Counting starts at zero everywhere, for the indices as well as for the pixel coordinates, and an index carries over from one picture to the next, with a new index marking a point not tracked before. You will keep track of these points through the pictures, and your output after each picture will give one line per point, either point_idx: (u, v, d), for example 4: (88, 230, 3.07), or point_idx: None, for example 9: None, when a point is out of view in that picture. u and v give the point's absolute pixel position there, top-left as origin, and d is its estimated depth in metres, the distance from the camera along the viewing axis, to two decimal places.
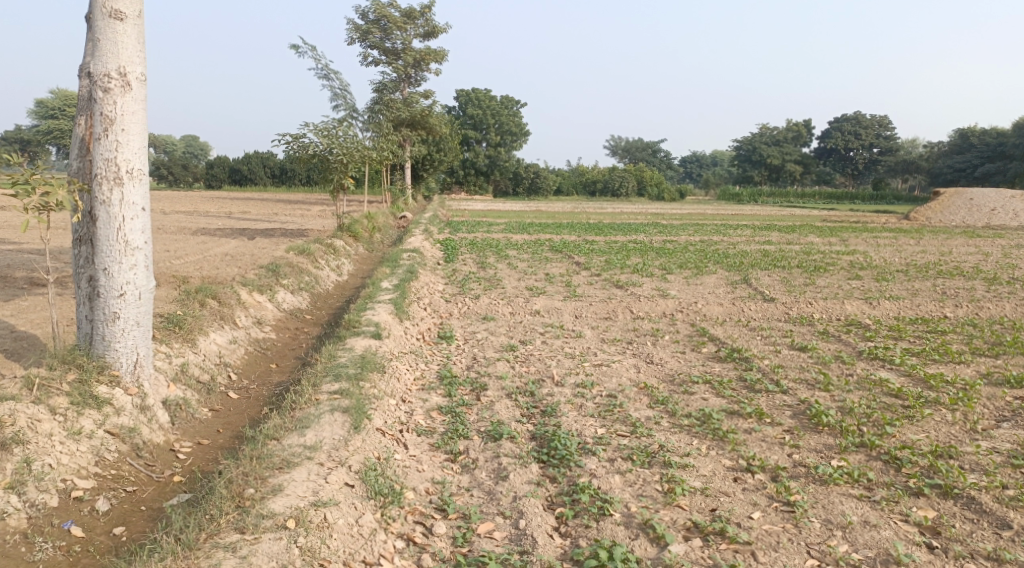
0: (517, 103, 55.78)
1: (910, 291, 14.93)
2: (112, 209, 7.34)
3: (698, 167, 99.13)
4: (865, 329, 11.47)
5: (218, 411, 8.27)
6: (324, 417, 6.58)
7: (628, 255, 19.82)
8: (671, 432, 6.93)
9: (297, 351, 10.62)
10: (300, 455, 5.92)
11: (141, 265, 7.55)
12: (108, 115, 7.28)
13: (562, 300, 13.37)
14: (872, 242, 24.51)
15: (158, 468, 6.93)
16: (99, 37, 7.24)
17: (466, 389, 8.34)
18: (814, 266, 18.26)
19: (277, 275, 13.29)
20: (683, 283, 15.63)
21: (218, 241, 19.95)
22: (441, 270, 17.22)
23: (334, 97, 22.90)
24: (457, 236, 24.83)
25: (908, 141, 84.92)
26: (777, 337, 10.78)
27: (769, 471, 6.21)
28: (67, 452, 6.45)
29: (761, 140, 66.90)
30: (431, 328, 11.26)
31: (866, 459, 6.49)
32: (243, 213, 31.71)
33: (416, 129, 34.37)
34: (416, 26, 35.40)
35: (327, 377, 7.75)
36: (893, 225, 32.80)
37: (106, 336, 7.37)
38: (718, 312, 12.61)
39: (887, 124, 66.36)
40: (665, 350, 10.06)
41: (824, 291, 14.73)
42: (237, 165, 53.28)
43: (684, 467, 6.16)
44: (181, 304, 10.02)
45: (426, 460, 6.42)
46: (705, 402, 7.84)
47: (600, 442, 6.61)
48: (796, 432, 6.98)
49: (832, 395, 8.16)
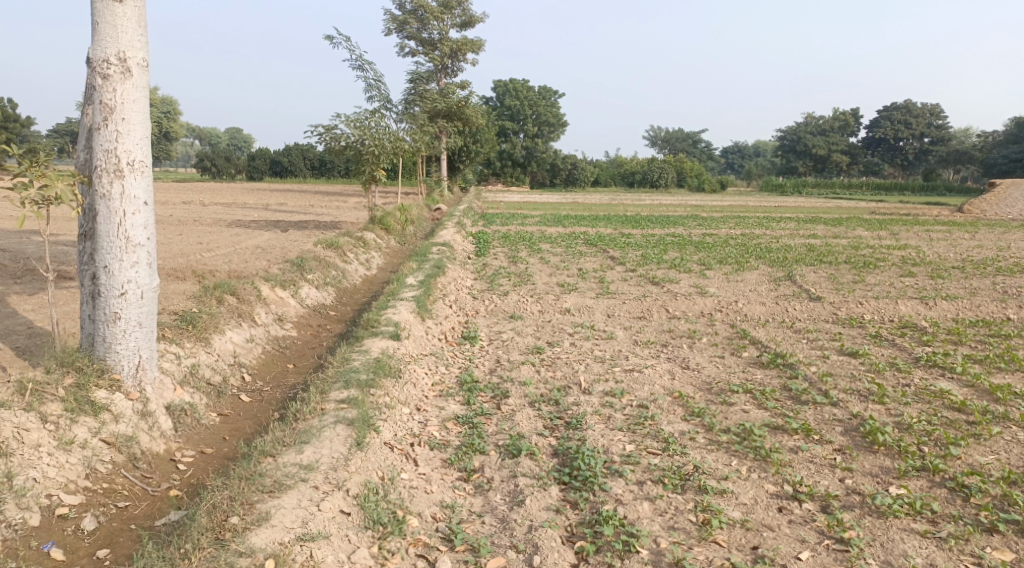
0: (555, 93, 54.92)
1: (969, 291, 13.97)
2: (112, 203, 6.90)
3: (740, 158, 97.44)
4: (921, 332, 10.65)
5: (226, 416, 7.82)
6: (326, 431, 6.09)
7: (666, 250, 19.07)
8: (707, 451, 6.29)
9: (316, 349, 10.14)
10: (295, 476, 5.45)
11: (144, 262, 7.10)
12: (108, 103, 6.84)
13: (594, 298, 12.72)
14: (924, 236, 23.40)
15: (155, 480, 6.51)
16: (97, 20, 6.80)
17: (487, 395, 7.78)
18: (863, 262, 17.33)
19: (301, 269, 12.86)
20: (723, 279, 14.87)
21: (251, 233, 19.63)
22: (472, 264, 16.70)
23: (368, 87, 22.43)
24: (491, 229, 24.31)
25: (959, 132, 82.32)
26: (824, 341, 10.03)
27: (818, 500, 5.54)
28: (55, 465, 6.07)
29: (806, 130, 65.14)
30: (455, 328, 10.71)
31: (929, 486, 5.78)
32: (280, 204, 31.54)
33: (452, 120, 33.84)
34: (452, 16, 34.87)
35: (336, 382, 7.23)
36: (946, 218, 31.44)
37: (107, 337, 6.95)
38: (761, 312, 11.88)
39: (938, 113, 63.96)
40: (702, 355, 9.39)
41: (874, 290, 13.86)
42: (278, 157, 53.54)
43: (722, 493, 5.54)
44: (198, 300, 9.60)
45: (436, 480, 5.88)
46: (746, 415, 7.17)
47: (628, 461, 6.00)
48: (848, 452, 6.29)
49: (888, 409, 7.42)
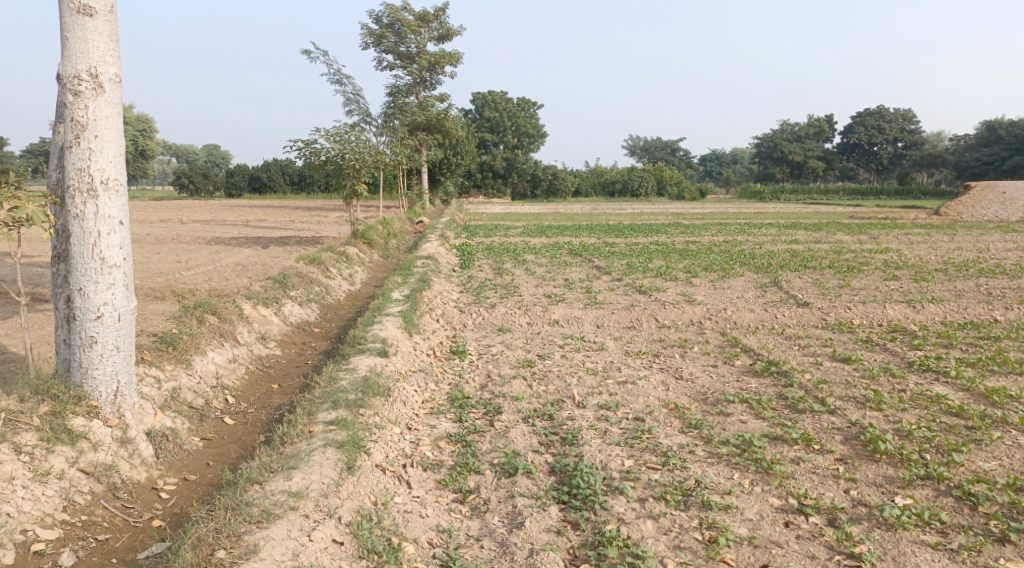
0: (534, 104, 54.99)
1: (954, 293, 13.98)
2: (86, 223, 6.67)
3: (718, 165, 98.16)
4: (911, 336, 10.59)
5: (210, 440, 7.57)
6: (315, 456, 5.88)
7: (650, 258, 18.99)
8: (708, 464, 6.14)
9: (302, 368, 9.90)
10: (284, 504, 5.23)
11: (121, 284, 6.86)
12: (80, 120, 6.62)
13: (583, 308, 12.56)
14: (904, 240, 23.50)
15: (136, 510, 6.26)
16: (67, 35, 6.58)
17: (479, 412, 7.59)
18: (847, 266, 17.33)
19: (284, 285, 12.62)
20: (710, 287, 14.79)
21: (231, 251, 19.32)
22: (456, 277, 16.52)
23: (347, 101, 22.24)
24: (474, 241, 24.15)
25: (933, 136, 83.47)
26: (816, 347, 9.93)
27: (824, 513, 5.44)
28: (30, 498, 5.82)
29: (783, 136, 65.66)
30: (442, 343, 10.51)
31: (935, 494, 5.67)
32: (260, 221, 31.17)
33: (432, 133, 33.68)
34: (430, 29, 34.80)
35: (323, 403, 7.01)
36: (924, 220, 31.69)
37: (83, 362, 6.70)
38: (750, 319, 11.78)
39: (911, 118, 64.70)
40: (695, 364, 9.26)
41: (861, 294, 13.83)
42: (256, 173, 53.14)
43: (727, 509, 5.42)
44: (178, 320, 9.34)
45: (431, 503, 5.69)
46: (744, 425, 7.02)
47: (628, 477, 5.84)
48: (850, 462, 6.17)
49: (886, 415, 7.30)
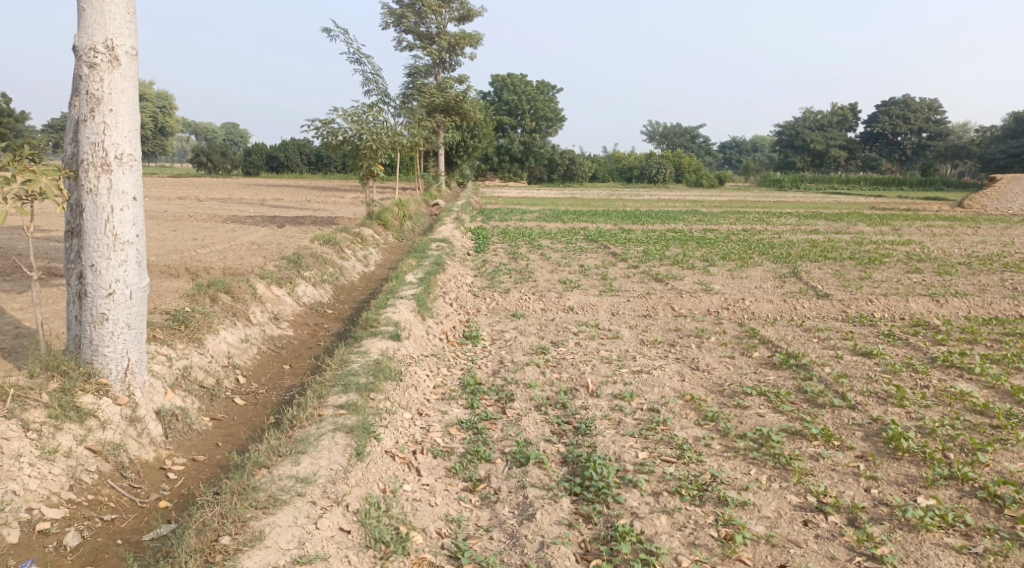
0: (553, 88, 54.64)
1: (978, 287, 13.68)
2: (99, 198, 6.58)
3: (738, 153, 97.26)
4: (934, 331, 10.35)
5: (220, 421, 7.51)
6: (324, 440, 5.78)
7: (667, 246, 18.77)
8: (724, 458, 6.00)
9: (314, 349, 9.82)
10: (291, 490, 5.14)
11: (133, 261, 6.77)
12: (94, 93, 6.51)
13: (598, 296, 12.40)
14: (927, 232, 23.09)
15: (143, 491, 6.20)
16: (84, 6, 6.47)
17: (491, 399, 7.48)
18: (868, 258, 17.01)
19: (298, 266, 12.53)
20: (728, 276, 14.57)
21: (247, 229, 19.31)
22: (471, 261, 16.38)
23: (365, 81, 22.07)
24: (490, 225, 23.98)
25: (958, 128, 82.05)
26: (836, 340, 9.72)
27: (845, 512, 5.31)
28: (37, 476, 5.77)
29: (804, 125, 64.81)
30: (455, 327, 10.39)
31: (959, 496, 5.53)
32: (277, 200, 31.12)
33: (450, 115, 33.42)
34: (450, 10, 34.47)
35: (334, 386, 6.92)
36: (947, 213, 31.14)
37: (94, 339, 6.64)
38: (768, 310, 11.57)
39: (936, 108, 63.61)
40: (711, 355, 9.08)
41: (882, 287, 13.56)
42: (274, 152, 53.15)
43: (743, 505, 5.30)
44: (191, 298, 9.27)
45: (440, 491, 5.59)
46: (762, 419, 6.86)
47: (642, 471, 5.72)
48: (871, 460, 6.02)
49: (908, 412, 7.12)
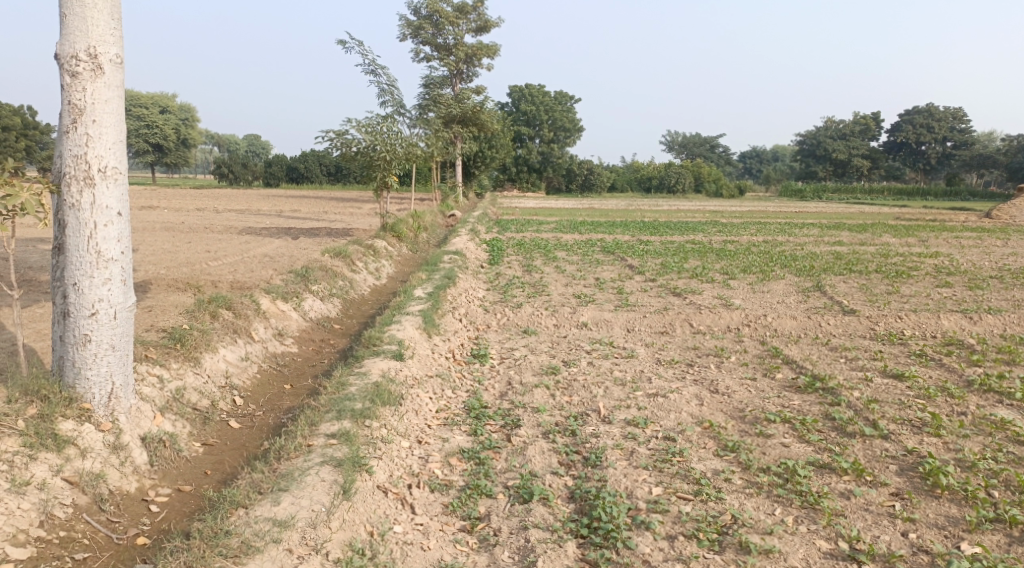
0: (572, 99, 54.33)
1: (1012, 303, 13.03)
2: (82, 213, 6.23)
3: (758, 162, 96.24)
4: (969, 350, 9.76)
5: (212, 446, 7.11)
6: (309, 477, 5.39)
7: (686, 258, 18.24)
8: (745, 495, 5.52)
9: (317, 367, 9.42)
10: (266, 536, 4.80)
11: (118, 279, 6.40)
12: (76, 104, 6.18)
13: (614, 311, 11.90)
14: (955, 244, 22.33)
15: (122, 525, 5.82)
16: (65, 13, 6.14)
17: (496, 425, 7.02)
18: (896, 271, 16.38)
19: (306, 280, 12.17)
20: (748, 290, 14.01)
21: (260, 241, 19.04)
22: (484, 273, 15.95)
23: (380, 92, 21.77)
24: (506, 236, 23.59)
25: (982, 136, 80.59)
26: (865, 361, 9.17)
27: (878, 560, 4.87)
28: (4, 511, 5.40)
29: (826, 134, 63.90)
30: (463, 345, 9.95)
31: (1007, 543, 5.05)
32: (294, 211, 30.85)
33: (467, 126, 33.06)
34: (467, 21, 34.22)
35: (328, 412, 6.51)
36: (975, 224, 30.25)
37: (76, 361, 6.27)
38: (792, 327, 11.02)
39: (961, 116, 62.41)
40: (732, 376, 8.57)
41: (911, 302, 12.95)
42: (294, 163, 53.17)
43: (767, 553, 4.86)
44: (190, 315, 8.90)
45: (435, 532, 5.19)
46: (787, 450, 6.36)
47: (655, 510, 5.27)
48: (908, 498, 5.51)
49: (945, 442, 6.58)
